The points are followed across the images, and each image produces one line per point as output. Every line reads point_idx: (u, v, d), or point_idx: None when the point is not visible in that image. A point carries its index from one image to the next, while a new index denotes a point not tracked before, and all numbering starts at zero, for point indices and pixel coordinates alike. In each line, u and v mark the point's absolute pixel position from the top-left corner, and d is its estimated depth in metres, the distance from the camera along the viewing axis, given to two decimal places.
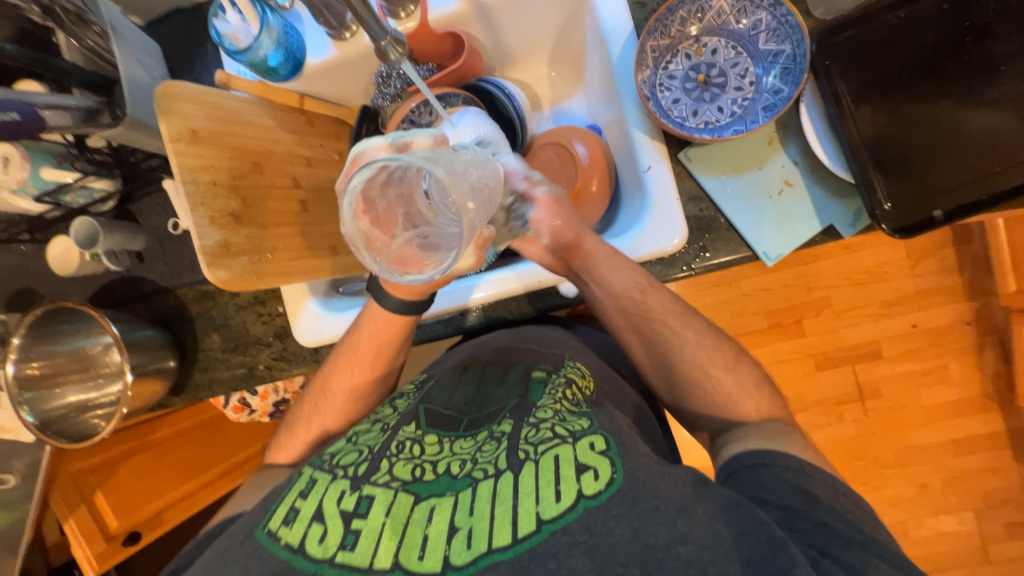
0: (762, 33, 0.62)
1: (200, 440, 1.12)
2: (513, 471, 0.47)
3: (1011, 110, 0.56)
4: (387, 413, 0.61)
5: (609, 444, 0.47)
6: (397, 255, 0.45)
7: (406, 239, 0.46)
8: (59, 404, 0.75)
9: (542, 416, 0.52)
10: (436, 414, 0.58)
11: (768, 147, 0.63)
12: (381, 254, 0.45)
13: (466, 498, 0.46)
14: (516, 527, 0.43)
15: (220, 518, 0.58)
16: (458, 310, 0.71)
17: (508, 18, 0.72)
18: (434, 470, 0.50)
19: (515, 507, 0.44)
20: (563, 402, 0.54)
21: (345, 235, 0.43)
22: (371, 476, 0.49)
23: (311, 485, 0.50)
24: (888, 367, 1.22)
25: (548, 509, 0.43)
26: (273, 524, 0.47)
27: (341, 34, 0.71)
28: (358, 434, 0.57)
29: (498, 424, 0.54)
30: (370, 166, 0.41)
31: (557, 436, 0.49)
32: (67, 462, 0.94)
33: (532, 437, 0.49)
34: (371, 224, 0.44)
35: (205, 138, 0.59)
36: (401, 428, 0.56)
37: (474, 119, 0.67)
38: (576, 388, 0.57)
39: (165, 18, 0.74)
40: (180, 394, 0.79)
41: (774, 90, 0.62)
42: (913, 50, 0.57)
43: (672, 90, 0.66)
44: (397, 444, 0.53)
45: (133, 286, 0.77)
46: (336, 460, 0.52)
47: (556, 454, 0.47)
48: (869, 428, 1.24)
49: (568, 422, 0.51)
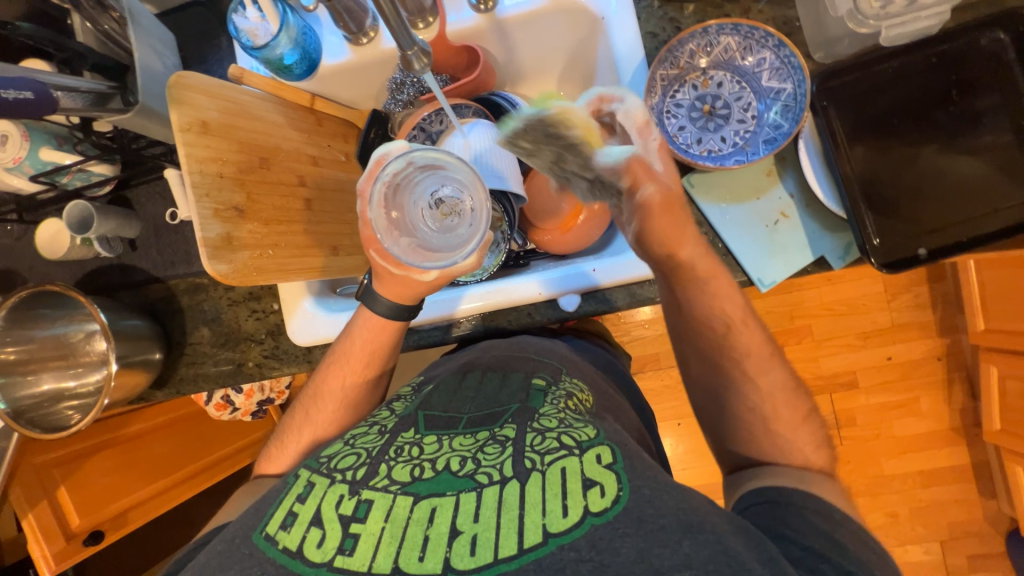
0: (766, 71, 0.65)
1: (174, 438, 1.11)
2: (520, 479, 0.47)
3: (992, 159, 0.60)
4: (385, 416, 0.60)
5: (616, 457, 0.48)
6: (407, 247, 0.59)
7: (413, 237, 0.59)
8: (31, 393, 0.72)
9: (547, 424, 0.53)
10: (435, 418, 0.57)
11: (766, 178, 0.66)
12: (395, 244, 0.59)
13: (470, 501, 0.46)
14: (523, 537, 0.43)
15: (208, 528, 0.57)
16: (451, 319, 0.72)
17: (523, 37, 0.74)
18: (434, 467, 0.50)
19: (521, 518, 0.44)
20: (566, 412, 0.55)
21: (371, 219, 0.58)
22: (369, 481, 0.49)
23: (308, 489, 0.50)
24: (864, 397, 1.26)
25: (555, 522, 0.43)
26: (270, 528, 0.47)
27: (359, 38, 0.72)
28: (354, 437, 0.57)
29: (500, 427, 0.54)
30: (402, 159, 0.57)
31: (563, 447, 0.49)
32: (34, 454, 0.88)
33: (538, 445, 0.50)
34: (388, 214, 0.58)
35: (215, 130, 0.59)
36: (400, 433, 0.55)
37: (485, 132, 0.68)
38: (576, 400, 0.59)
39: (180, 9, 0.74)
40: (163, 388, 0.76)
41: (774, 125, 0.65)
42: (904, 98, 0.61)
43: (678, 118, 0.69)
44: (396, 448, 0.53)
45: (123, 274, 0.75)
46: (334, 464, 0.52)
47: (563, 466, 0.47)
48: (844, 455, 1.27)
49: (575, 430, 0.51)
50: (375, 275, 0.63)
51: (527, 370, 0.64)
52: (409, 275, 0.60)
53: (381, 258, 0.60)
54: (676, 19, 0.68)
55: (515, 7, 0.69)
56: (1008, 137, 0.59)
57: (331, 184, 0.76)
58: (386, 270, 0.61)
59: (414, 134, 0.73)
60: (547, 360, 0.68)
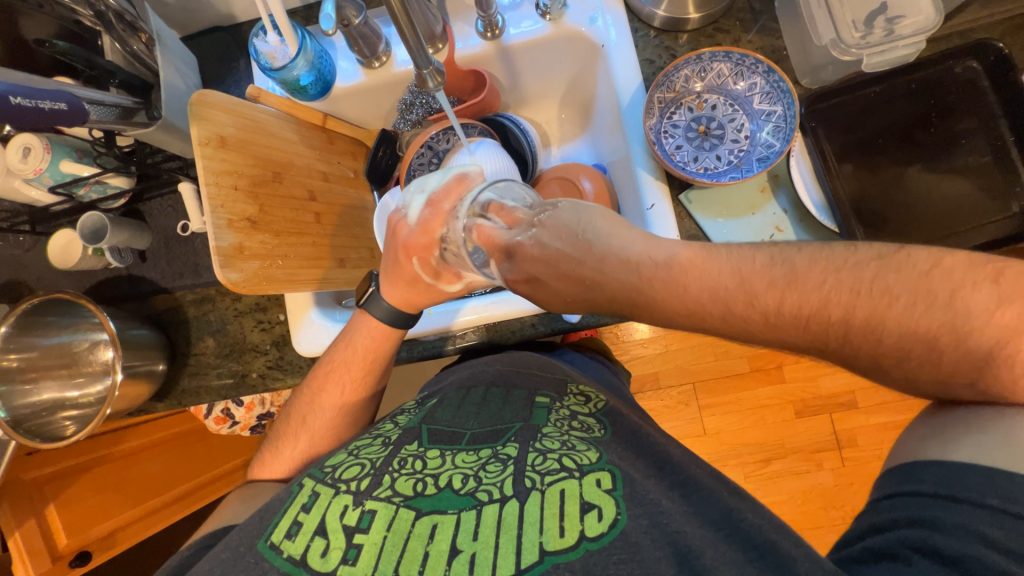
0: (756, 95, 0.69)
1: (167, 455, 1.10)
2: (520, 498, 0.47)
3: (972, 179, 0.62)
4: (388, 429, 0.60)
5: (616, 483, 0.47)
6: (436, 269, 0.65)
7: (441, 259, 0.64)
8: (31, 401, 0.72)
9: (548, 445, 0.53)
10: (438, 431, 0.57)
11: (760, 195, 0.69)
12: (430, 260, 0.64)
13: (470, 519, 0.46)
14: (519, 558, 0.43)
15: (208, 531, 0.56)
16: (448, 331, 0.72)
17: (527, 64, 0.79)
18: (436, 484, 0.49)
19: (519, 537, 0.44)
20: (569, 434, 0.55)
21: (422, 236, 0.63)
22: (373, 491, 0.49)
23: (312, 499, 0.50)
24: (864, 417, 1.24)
25: (552, 541, 0.43)
26: (275, 537, 0.47)
27: (371, 62, 0.75)
28: (360, 447, 0.57)
29: (503, 445, 0.54)
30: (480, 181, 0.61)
31: (564, 469, 0.49)
32: (22, 471, 0.86)
33: (538, 465, 0.50)
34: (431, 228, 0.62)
35: (232, 145, 0.62)
36: (403, 445, 0.55)
37: (491, 151, 0.72)
38: (580, 419, 0.59)
39: (203, 33, 0.78)
40: (164, 399, 0.76)
41: (767, 144, 0.69)
42: (886, 121, 0.65)
43: (675, 138, 0.73)
44: (400, 461, 0.53)
45: (132, 285, 0.76)
46: (338, 475, 0.52)
47: (563, 488, 0.47)
48: (848, 478, 1.24)
49: (577, 453, 0.51)
50: (388, 279, 0.67)
51: (529, 387, 0.64)
52: (437, 285, 0.66)
53: (421, 266, 0.65)
54: (672, 47, 0.72)
55: (520, 35, 0.73)
56: (987, 158, 0.62)
57: (339, 199, 0.78)
58: (418, 277, 0.65)
59: (421, 151, 0.76)
60: (549, 374, 0.67)
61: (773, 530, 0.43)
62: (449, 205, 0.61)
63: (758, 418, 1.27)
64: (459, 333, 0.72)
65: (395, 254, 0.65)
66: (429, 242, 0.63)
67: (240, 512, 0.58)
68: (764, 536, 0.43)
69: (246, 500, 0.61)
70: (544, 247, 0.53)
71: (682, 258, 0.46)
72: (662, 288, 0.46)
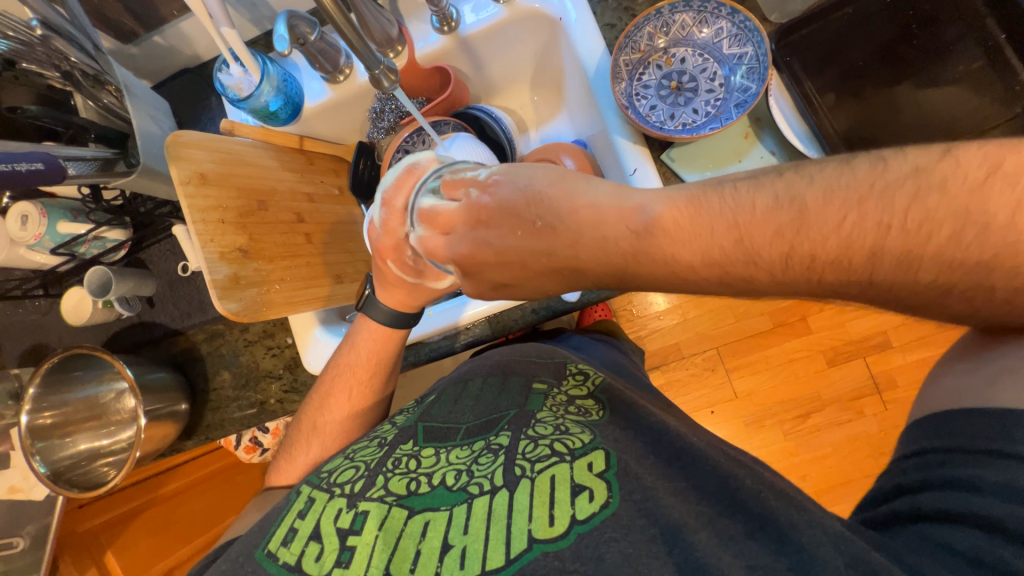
0: (724, 39, 0.67)
1: (213, 492, 1.12)
2: (509, 488, 0.46)
3: (965, 88, 0.59)
4: (385, 430, 0.60)
5: (609, 464, 0.47)
6: (412, 270, 0.63)
7: (414, 258, 0.62)
8: (69, 453, 0.75)
9: (541, 431, 0.52)
10: (434, 428, 0.57)
11: (744, 141, 0.67)
12: (405, 263, 0.63)
13: (460, 513, 0.46)
14: (509, 547, 0.42)
15: (220, 542, 0.57)
16: (451, 329, 0.72)
17: (490, 52, 0.78)
18: (430, 482, 0.50)
19: (508, 527, 0.43)
20: (564, 418, 0.54)
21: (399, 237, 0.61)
22: (366, 493, 0.50)
23: (309, 504, 0.51)
24: (900, 356, 1.19)
25: (542, 528, 0.42)
26: (272, 545, 0.48)
27: (335, 77, 0.76)
28: (356, 450, 0.58)
29: (496, 436, 0.53)
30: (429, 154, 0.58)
31: (555, 454, 0.48)
32: (80, 521, 0.95)
33: (529, 452, 0.49)
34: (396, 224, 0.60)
35: (213, 180, 0.62)
36: (399, 445, 0.56)
37: (465, 144, 0.72)
38: (576, 402, 0.57)
39: (173, 77, 0.80)
40: (192, 437, 0.78)
41: (742, 88, 0.66)
42: (863, 43, 0.62)
43: (649, 98, 0.71)
44: (394, 461, 0.53)
45: (145, 331, 0.78)
46: (334, 479, 0.53)
47: (553, 474, 0.46)
48: (892, 423, 1.19)
49: (569, 437, 0.50)
50: (380, 282, 0.67)
51: (527, 374, 0.63)
52: (422, 284, 0.65)
53: (399, 267, 0.63)
54: (630, 8, 0.71)
55: (476, 23, 0.72)
56: (978, 63, 0.58)
57: (328, 218, 0.79)
58: (401, 278, 0.65)
59: (398, 156, 0.76)
60: (549, 359, 0.66)
61: (771, 496, 0.43)
62: (401, 201, 0.58)
63: (789, 373, 1.23)
64: (465, 328, 0.72)
65: (374, 260, 0.65)
66: (396, 243, 0.61)
67: (245, 522, 0.61)
68: (766, 507, 0.42)
69: (259, 508, 0.63)
70: (481, 245, 0.50)
71: (665, 217, 0.40)
72: (646, 258, 0.41)
